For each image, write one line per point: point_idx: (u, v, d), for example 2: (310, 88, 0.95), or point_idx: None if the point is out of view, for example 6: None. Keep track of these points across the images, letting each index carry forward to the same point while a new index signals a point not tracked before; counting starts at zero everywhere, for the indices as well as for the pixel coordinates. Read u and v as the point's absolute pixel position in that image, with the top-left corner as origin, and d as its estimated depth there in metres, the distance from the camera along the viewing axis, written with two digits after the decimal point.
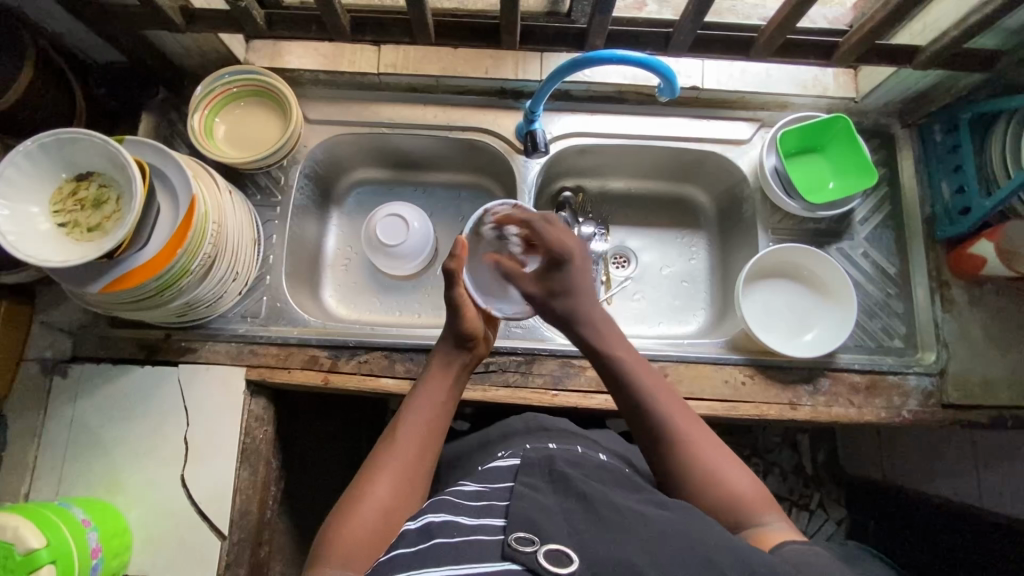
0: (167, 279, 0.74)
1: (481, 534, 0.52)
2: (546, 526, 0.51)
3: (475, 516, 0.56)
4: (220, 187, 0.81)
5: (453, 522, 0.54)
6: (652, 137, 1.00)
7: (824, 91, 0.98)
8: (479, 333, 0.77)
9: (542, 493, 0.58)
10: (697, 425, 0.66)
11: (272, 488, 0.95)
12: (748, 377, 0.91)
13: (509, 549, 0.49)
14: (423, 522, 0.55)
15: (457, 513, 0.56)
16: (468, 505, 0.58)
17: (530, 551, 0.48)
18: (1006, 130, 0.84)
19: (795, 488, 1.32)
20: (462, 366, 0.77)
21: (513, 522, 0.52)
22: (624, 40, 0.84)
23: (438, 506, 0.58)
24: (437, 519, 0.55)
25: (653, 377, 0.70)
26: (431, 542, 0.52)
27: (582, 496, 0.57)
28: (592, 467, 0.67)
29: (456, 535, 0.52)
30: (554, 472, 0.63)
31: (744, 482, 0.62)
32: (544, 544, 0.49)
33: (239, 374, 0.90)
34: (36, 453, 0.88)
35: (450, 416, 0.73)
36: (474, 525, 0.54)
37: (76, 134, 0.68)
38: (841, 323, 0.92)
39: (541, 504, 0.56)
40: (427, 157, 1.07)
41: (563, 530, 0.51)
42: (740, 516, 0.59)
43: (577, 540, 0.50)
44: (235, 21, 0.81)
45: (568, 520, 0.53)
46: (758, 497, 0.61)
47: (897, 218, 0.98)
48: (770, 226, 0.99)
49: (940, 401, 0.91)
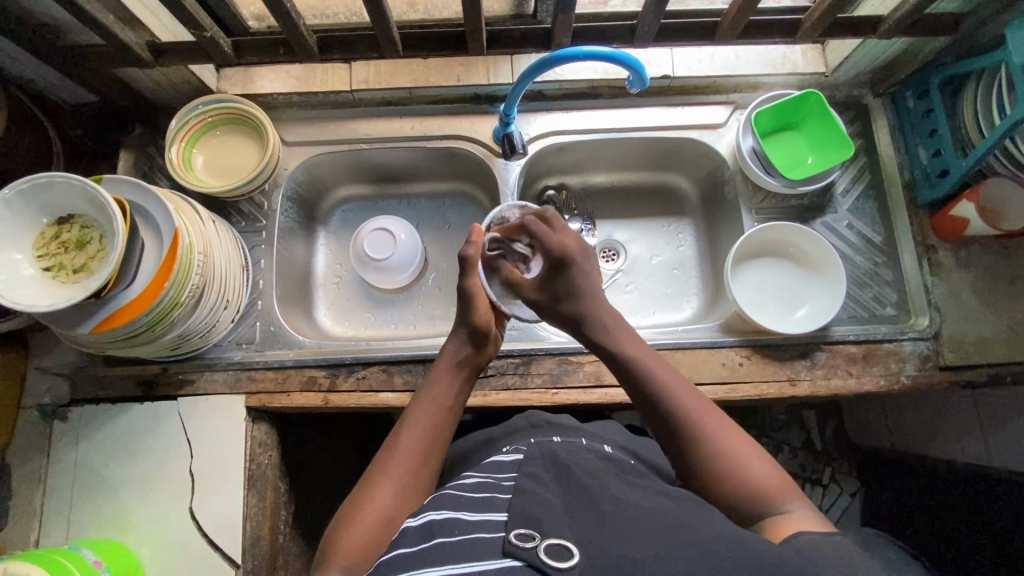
0: (157, 314, 0.74)
1: (484, 531, 0.53)
2: (547, 522, 0.51)
3: (475, 511, 0.56)
4: (202, 217, 0.82)
5: (454, 520, 0.55)
6: (629, 129, 1.01)
7: (794, 68, 0.99)
8: (489, 329, 0.79)
9: (544, 485, 0.59)
10: (717, 416, 0.65)
11: (281, 512, 0.94)
12: (745, 357, 0.91)
13: (509, 545, 0.49)
14: (423, 520, 0.56)
15: (460, 510, 0.57)
16: (467, 500, 0.59)
17: (530, 547, 0.48)
18: (976, 92, 0.85)
19: (807, 465, 1.33)
20: (469, 364, 0.78)
21: (514, 519, 0.53)
22: (590, 36, 0.84)
23: (439, 503, 0.59)
24: (439, 517, 0.56)
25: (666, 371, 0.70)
26: (432, 542, 0.52)
27: (584, 489, 0.57)
28: (598, 457, 0.68)
29: (457, 533, 0.53)
30: (558, 463, 0.63)
31: (765, 470, 0.61)
32: (544, 539, 0.49)
33: (238, 401, 0.90)
34: (42, 499, 0.87)
35: (455, 422, 0.75)
36: (474, 521, 0.54)
37: (53, 177, 0.68)
38: (833, 298, 0.92)
39: (542, 498, 0.56)
40: (408, 168, 1.07)
41: (564, 523, 0.51)
42: (759, 505, 0.58)
43: (577, 533, 0.50)
44: (202, 51, 0.81)
45: (570, 513, 0.53)
46: (781, 486, 0.60)
47: (877, 187, 0.99)
48: (753, 206, 0.99)
49: (937, 364, 0.91)
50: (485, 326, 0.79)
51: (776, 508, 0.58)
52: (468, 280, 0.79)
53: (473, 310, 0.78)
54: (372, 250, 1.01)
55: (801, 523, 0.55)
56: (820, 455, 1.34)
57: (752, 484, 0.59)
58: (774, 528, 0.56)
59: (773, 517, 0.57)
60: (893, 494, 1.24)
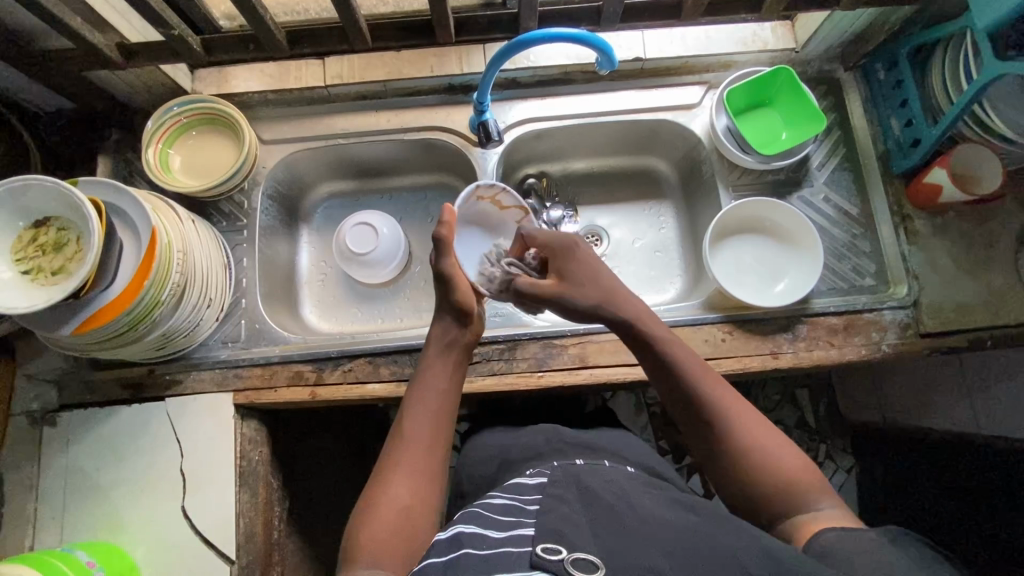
0: (138, 315, 0.75)
1: (510, 545, 0.52)
2: (575, 537, 0.51)
3: (504, 529, 0.56)
4: (180, 217, 0.82)
5: (481, 535, 0.55)
6: (604, 113, 1.02)
7: (765, 45, 1.00)
8: (474, 307, 0.80)
9: (570, 505, 0.58)
10: (752, 413, 0.67)
11: (275, 508, 0.95)
12: (727, 333, 0.92)
13: (536, 557, 0.49)
14: (452, 533, 0.56)
15: (485, 527, 0.57)
16: (495, 519, 0.58)
17: (558, 559, 0.48)
18: (943, 59, 0.86)
19: (802, 443, 1.31)
20: (461, 344, 0.79)
21: (542, 533, 0.53)
22: (558, 20, 0.85)
23: (468, 518, 0.59)
24: (466, 531, 0.56)
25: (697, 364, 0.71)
26: (460, 551, 0.53)
27: (609, 509, 0.57)
28: (624, 478, 0.67)
29: (483, 546, 0.53)
30: (582, 486, 0.63)
31: (797, 466, 0.63)
32: (572, 553, 0.49)
33: (227, 399, 0.90)
34: (35, 504, 0.88)
35: (455, 400, 0.76)
36: (499, 538, 0.54)
37: (26, 180, 0.68)
38: (811, 269, 0.93)
39: (567, 515, 0.56)
40: (386, 163, 1.08)
41: (592, 540, 0.51)
42: (797, 501, 0.61)
43: (606, 549, 0.50)
44: (173, 51, 0.82)
45: (597, 529, 0.53)
46: (814, 483, 0.62)
47: (852, 160, 1.00)
48: (730, 184, 1.00)
49: (918, 331, 0.92)
50: (469, 304, 0.80)
51: (808, 508, 0.60)
52: (444, 261, 0.80)
53: (450, 288, 0.79)
54: (354, 244, 1.02)
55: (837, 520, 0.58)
56: (815, 433, 1.33)
57: (790, 479, 0.62)
58: (805, 526, 0.59)
59: (809, 515, 0.59)
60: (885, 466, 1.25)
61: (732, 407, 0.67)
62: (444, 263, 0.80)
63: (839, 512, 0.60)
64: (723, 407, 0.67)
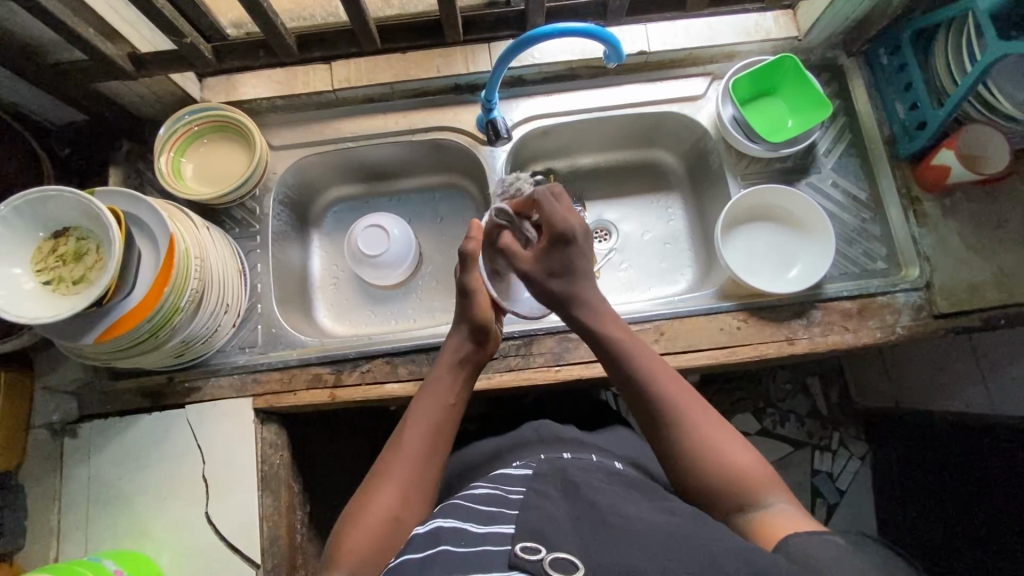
0: (159, 320, 0.75)
1: (490, 543, 0.53)
2: (554, 535, 0.52)
3: (483, 524, 0.57)
4: (196, 224, 0.82)
5: (459, 530, 0.56)
6: (610, 107, 1.02)
7: (767, 35, 1.00)
8: (491, 324, 0.80)
9: (553, 501, 0.59)
10: (705, 410, 0.67)
11: (297, 512, 0.95)
12: (742, 321, 0.92)
13: (516, 558, 0.49)
14: (431, 527, 0.58)
15: (466, 521, 0.58)
16: (477, 512, 0.60)
17: (536, 560, 0.48)
18: (946, 42, 0.87)
19: (815, 431, 1.33)
20: (471, 362, 0.79)
21: (521, 532, 0.53)
22: (564, 16, 0.86)
23: (448, 513, 0.61)
24: (447, 525, 0.58)
25: (653, 359, 0.71)
26: (437, 547, 0.54)
27: (591, 503, 0.57)
28: (605, 472, 0.68)
29: (463, 543, 0.54)
30: (566, 481, 0.63)
31: (751, 463, 0.62)
32: (550, 552, 0.49)
33: (246, 404, 0.91)
34: (58, 516, 0.88)
35: (459, 417, 0.76)
36: (480, 533, 0.55)
37: (47, 191, 0.69)
38: (823, 253, 0.93)
39: (548, 512, 0.56)
40: (395, 165, 1.08)
41: (571, 537, 0.52)
42: (745, 497, 0.60)
43: (583, 546, 0.50)
44: (184, 59, 0.83)
45: (577, 527, 0.53)
46: (765, 478, 0.61)
47: (859, 145, 1.00)
48: (739, 173, 1.01)
49: (932, 313, 0.92)
50: (486, 321, 0.79)
51: (758, 503, 0.60)
52: (468, 276, 0.79)
53: (473, 306, 0.79)
54: (365, 246, 1.02)
55: (786, 518, 0.57)
56: (827, 421, 1.34)
57: (737, 476, 0.61)
58: (759, 524, 0.58)
59: (756, 511, 0.59)
60: (901, 451, 1.25)
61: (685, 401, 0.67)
62: (469, 278, 0.79)
63: (790, 508, 0.59)
64: (676, 401, 0.67)
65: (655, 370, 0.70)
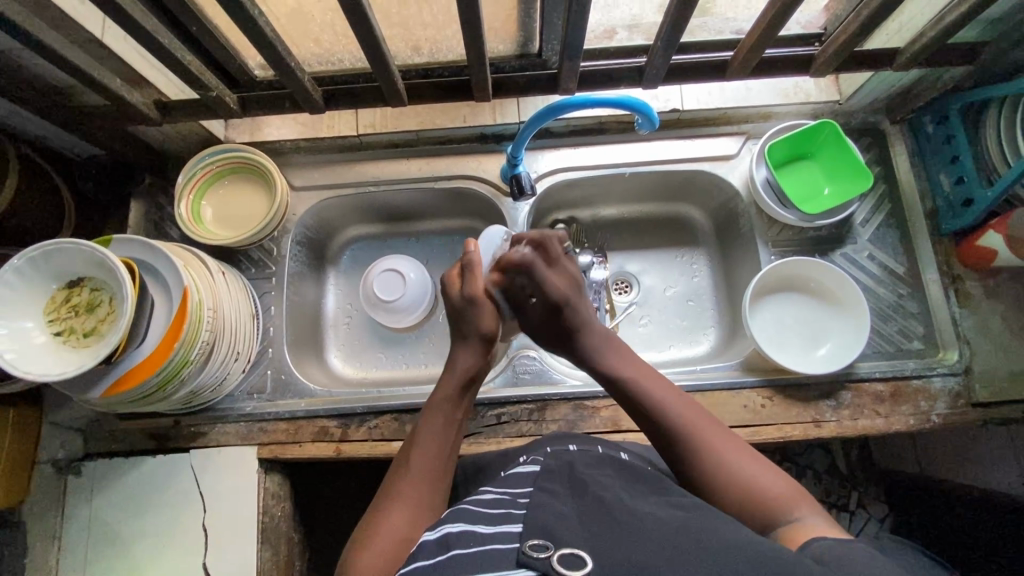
0: (167, 374, 0.73)
1: (498, 543, 0.48)
2: (560, 531, 0.48)
3: (493, 524, 0.52)
4: (211, 270, 0.82)
5: (471, 532, 0.51)
6: (639, 163, 0.99)
7: (807, 97, 0.97)
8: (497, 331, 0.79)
9: (559, 499, 0.55)
10: (717, 427, 0.65)
11: (296, 562, 0.94)
12: (767, 398, 0.88)
13: (523, 556, 0.45)
14: (440, 534, 0.52)
15: (475, 523, 0.52)
16: (484, 515, 0.54)
17: (543, 556, 0.44)
18: (999, 119, 0.82)
19: (832, 489, 1.24)
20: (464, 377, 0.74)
21: (528, 529, 0.49)
22: (598, 78, 0.84)
23: (457, 516, 0.55)
24: (455, 530, 0.52)
25: (671, 394, 0.69)
26: (448, 554, 0.48)
27: (598, 499, 0.54)
28: (613, 467, 0.64)
29: (472, 544, 0.49)
30: (573, 481, 0.59)
31: (775, 480, 0.59)
32: (558, 548, 0.45)
33: (250, 453, 0.89)
34: (57, 556, 0.87)
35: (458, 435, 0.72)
36: (489, 534, 0.50)
37: (60, 244, 0.68)
38: (856, 332, 0.89)
39: (556, 511, 0.52)
40: (415, 207, 1.06)
41: (579, 534, 0.48)
42: (772, 514, 0.56)
43: (592, 543, 0.46)
44: (207, 107, 0.81)
45: (585, 524, 0.50)
46: (786, 492, 0.57)
47: (898, 215, 0.96)
48: (769, 239, 0.97)
49: (970, 401, 0.87)
50: (495, 330, 0.79)
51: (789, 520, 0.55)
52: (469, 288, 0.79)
53: (479, 314, 0.78)
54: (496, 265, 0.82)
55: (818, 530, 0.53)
56: (846, 480, 1.25)
57: (758, 491, 0.58)
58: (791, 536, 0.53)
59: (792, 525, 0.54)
60: (924, 521, 1.16)
61: (696, 424, 0.65)
62: (473, 285, 0.79)
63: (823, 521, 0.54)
64: (685, 426, 0.65)
65: (671, 399, 0.68)
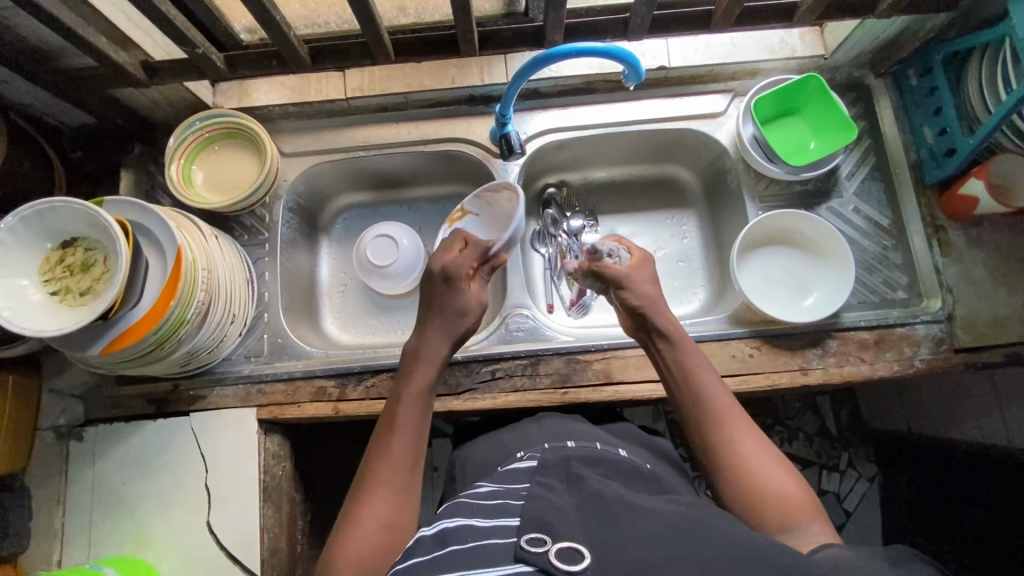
0: (164, 333, 0.74)
1: (494, 537, 0.50)
2: (557, 523, 0.49)
3: (488, 517, 0.54)
4: (204, 234, 0.82)
5: (468, 527, 0.52)
6: (628, 122, 1.00)
7: (793, 52, 0.98)
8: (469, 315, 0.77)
9: (556, 492, 0.55)
10: (747, 426, 0.66)
11: (297, 522, 0.97)
12: (755, 348, 0.90)
13: (521, 551, 0.47)
14: (438, 528, 0.53)
15: (473, 517, 0.54)
16: (481, 507, 0.56)
17: (541, 552, 0.46)
18: (980, 67, 0.83)
19: (822, 451, 1.26)
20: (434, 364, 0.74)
21: (525, 522, 0.50)
22: (583, 32, 0.84)
23: (454, 510, 0.56)
24: (452, 526, 0.53)
25: (715, 386, 0.70)
26: (445, 550, 0.49)
27: (596, 492, 0.55)
28: (610, 459, 0.65)
29: (469, 540, 0.50)
30: (571, 472, 0.60)
31: (788, 489, 0.61)
32: (555, 542, 0.47)
33: (250, 415, 0.91)
34: (62, 519, 0.89)
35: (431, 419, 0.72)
36: (486, 528, 0.52)
37: (52, 202, 0.68)
38: (840, 284, 0.91)
39: (554, 503, 0.53)
40: (406, 173, 1.07)
41: (576, 527, 0.49)
42: (778, 516, 0.59)
43: (588, 535, 0.48)
44: (194, 68, 0.81)
45: (583, 518, 0.51)
46: (800, 505, 0.60)
47: (883, 168, 0.97)
48: (757, 195, 0.98)
49: (952, 346, 0.89)
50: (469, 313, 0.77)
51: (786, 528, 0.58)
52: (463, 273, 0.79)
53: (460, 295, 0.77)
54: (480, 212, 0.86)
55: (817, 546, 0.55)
56: (836, 441, 1.27)
57: (778, 497, 0.60)
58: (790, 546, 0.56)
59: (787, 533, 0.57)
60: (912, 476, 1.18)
61: (731, 419, 0.67)
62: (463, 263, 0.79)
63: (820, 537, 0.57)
64: (723, 417, 0.67)
65: (716, 394, 0.69)
